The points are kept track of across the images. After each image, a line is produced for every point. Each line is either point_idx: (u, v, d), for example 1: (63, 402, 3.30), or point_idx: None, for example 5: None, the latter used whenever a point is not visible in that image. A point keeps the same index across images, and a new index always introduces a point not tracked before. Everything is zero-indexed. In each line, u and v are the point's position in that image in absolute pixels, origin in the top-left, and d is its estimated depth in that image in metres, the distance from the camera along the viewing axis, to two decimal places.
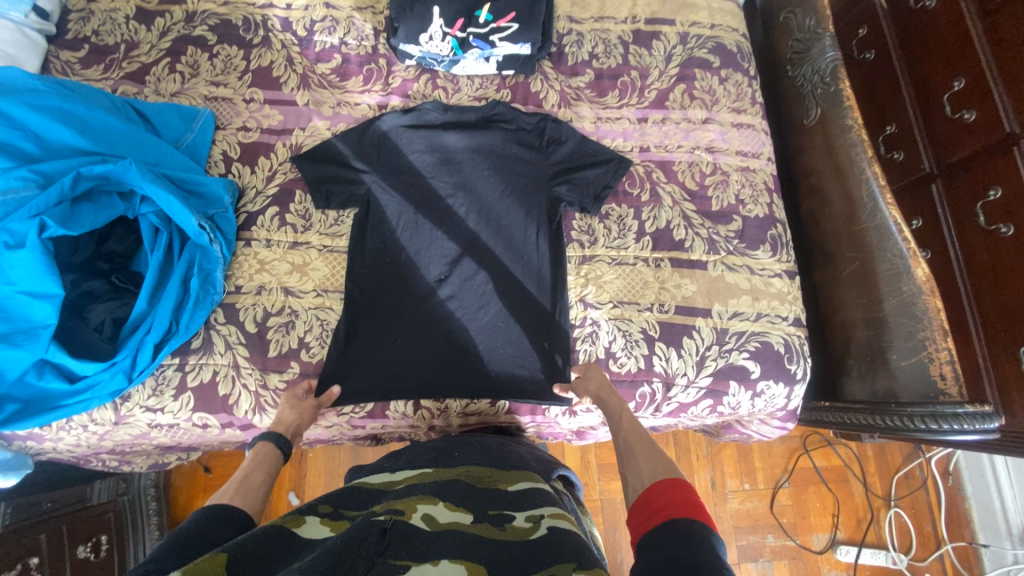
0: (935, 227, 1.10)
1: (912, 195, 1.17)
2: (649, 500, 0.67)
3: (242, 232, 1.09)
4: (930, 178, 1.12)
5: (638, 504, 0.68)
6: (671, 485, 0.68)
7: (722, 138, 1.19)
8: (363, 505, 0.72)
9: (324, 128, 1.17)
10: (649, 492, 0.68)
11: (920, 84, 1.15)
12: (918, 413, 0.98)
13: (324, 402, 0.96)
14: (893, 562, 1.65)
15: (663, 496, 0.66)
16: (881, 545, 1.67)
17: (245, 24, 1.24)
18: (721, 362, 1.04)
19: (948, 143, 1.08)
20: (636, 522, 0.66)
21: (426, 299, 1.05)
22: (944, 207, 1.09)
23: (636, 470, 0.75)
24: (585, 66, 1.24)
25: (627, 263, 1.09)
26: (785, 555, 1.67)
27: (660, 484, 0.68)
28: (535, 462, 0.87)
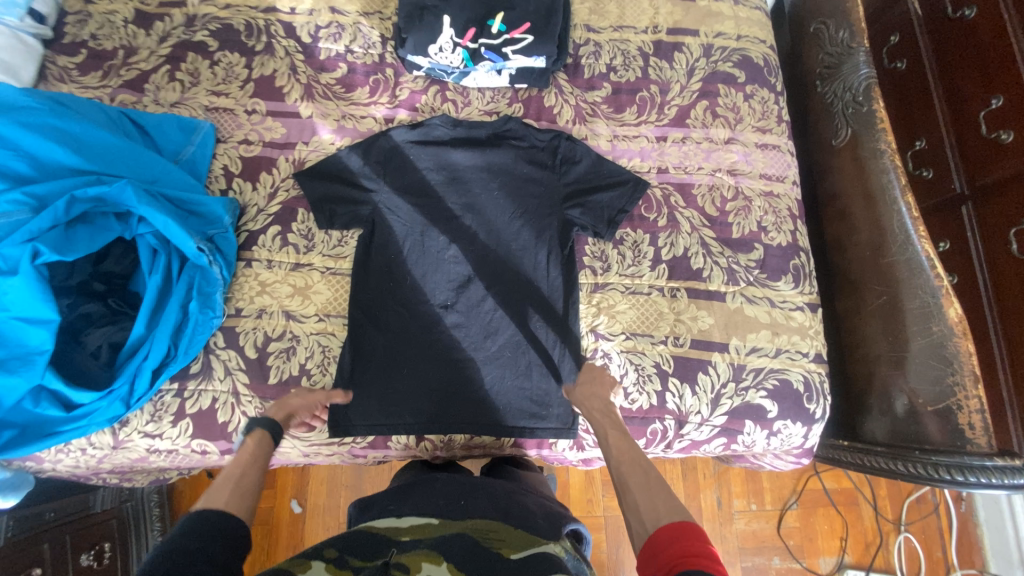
0: (965, 252, 1.03)
1: (942, 216, 1.10)
2: (660, 546, 0.65)
3: (242, 251, 1.05)
4: (960, 200, 1.06)
5: (647, 552, 0.66)
6: (678, 530, 0.65)
7: (746, 160, 1.12)
8: (370, 552, 0.68)
9: (329, 143, 1.13)
10: (657, 536, 0.66)
11: (953, 101, 1.08)
12: (943, 463, 0.93)
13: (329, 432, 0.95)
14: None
15: (673, 545, 0.64)
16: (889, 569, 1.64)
17: (247, 30, 1.20)
18: (737, 400, 1.00)
19: (987, 164, 1.00)
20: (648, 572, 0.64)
21: (430, 326, 1.01)
22: (976, 231, 1.02)
23: (636, 509, 0.72)
24: (602, 79, 1.18)
25: (641, 293, 1.04)
26: None
27: (666, 529, 0.66)
28: (542, 518, 0.81)
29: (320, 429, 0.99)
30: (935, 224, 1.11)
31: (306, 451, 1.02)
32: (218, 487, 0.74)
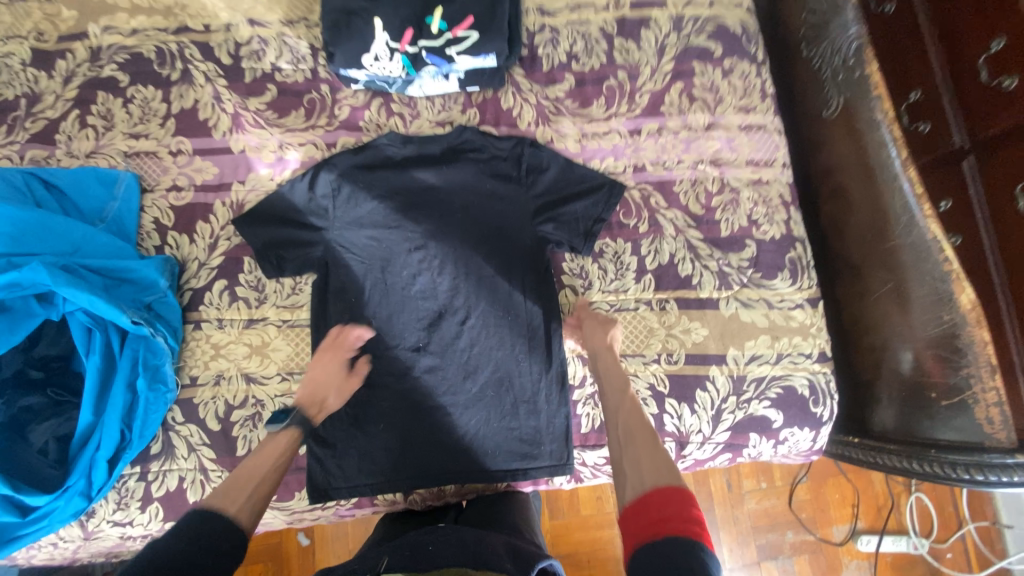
0: (969, 216, 0.87)
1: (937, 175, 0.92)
2: (651, 506, 0.63)
3: (188, 313, 0.96)
4: (959, 155, 0.89)
5: (639, 506, 0.64)
6: (670, 494, 0.63)
7: (729, 146, 1.02)
8: None
9: (268, 179, 1.01)
10: (649, 496, 0.64)
11: (946, 39, 0.90)
12: (961, 462, 0.87)
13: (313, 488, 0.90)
14: (914, 547, 1.55)
15: (664, 509, 0.62)
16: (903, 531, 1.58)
17: (159, 57, 1.07)
18: (740, 414, 0.93)
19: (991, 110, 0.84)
20: (634, 527, 0.63)
21: (402, 374, 0.93)
22: (979, 189, 0.86)
23: (635, 462, 0.71)
24: (563, 70, 1.05)
25: (627, 309, 0.96)
26: (806, 550, 1.59)
27: (660, 491, 0.64)
28: (510, 557, 0.72)
29: (298, 496, 0.92)
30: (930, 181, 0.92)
31: (290, 520, 0.94)
32: (239, 488, 0.72)
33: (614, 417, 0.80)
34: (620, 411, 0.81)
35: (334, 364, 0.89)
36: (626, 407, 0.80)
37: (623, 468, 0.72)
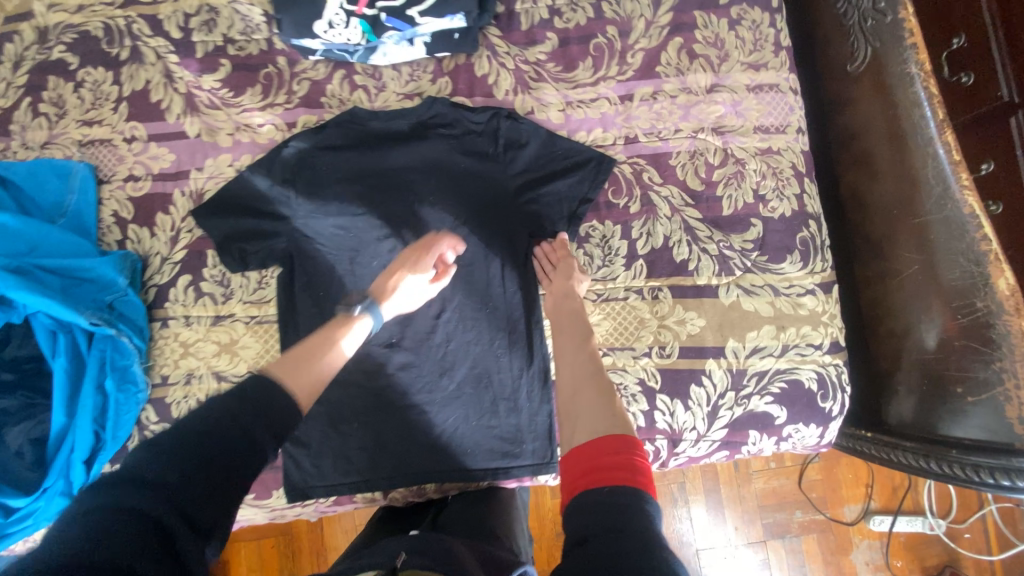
0: (1018, 174, 0.81)
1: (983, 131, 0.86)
2: (599, 453, 0.62)
3: (154, 311, 0.92)
4: (1010, 109, 0.83)
5: (588, 449, 0.63)
6: (620, 442, 0.62)
7: (735, 111, 0.89)
8: None
9: (226, 164, 0.94)
10: (599, 443, 0.63)
11: None
12: (985, 464, 0.78)
13: (290, 485, 0.87)
14: (931, 529, 1.43)
15: (613, 457, 0.60)
16: (919, 511, 1.45)
17: (106, 34, 0.98)
18: (738, 410, 0.86)
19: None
20: (578, 473, 0.61)
21: (376, 372, 0.88)
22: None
23: (591, 410, 0.69)
24: (545, 28, 0.92)
25: (615, 299, 0.88)
26: (814, 529, 1.46)
27: (609, 440, 0.63)
28: (482, 563, 0.65)
29: (276, 494, 0.89)
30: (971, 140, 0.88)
31: (272, 516, 0.92)
32: (302, 360, 0.68)
33: (573, 397, 0.73)
34: (567, 361, 0.79)
35: (419, 267, 0.82)
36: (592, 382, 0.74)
37: (576, 413, 0.70)
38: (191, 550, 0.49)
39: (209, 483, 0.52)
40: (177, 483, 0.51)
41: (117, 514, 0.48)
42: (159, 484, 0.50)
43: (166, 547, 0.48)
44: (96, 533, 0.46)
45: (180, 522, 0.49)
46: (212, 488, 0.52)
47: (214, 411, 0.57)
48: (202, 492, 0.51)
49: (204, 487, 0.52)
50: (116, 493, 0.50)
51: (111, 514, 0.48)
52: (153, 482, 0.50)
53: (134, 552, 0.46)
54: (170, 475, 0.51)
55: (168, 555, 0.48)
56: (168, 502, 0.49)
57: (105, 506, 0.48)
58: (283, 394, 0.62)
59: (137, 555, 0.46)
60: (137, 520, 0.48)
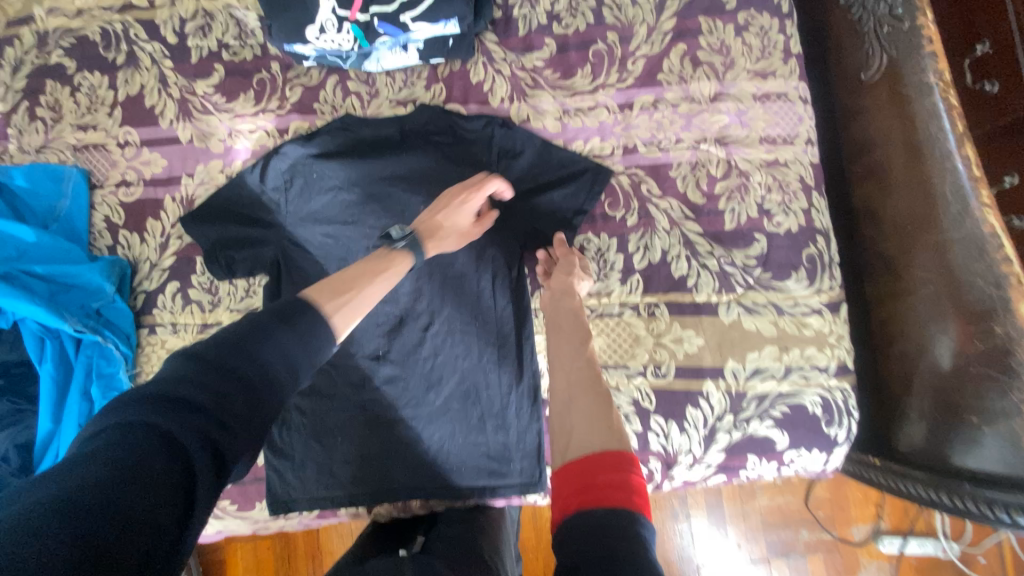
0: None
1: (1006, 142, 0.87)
2: (591, 471, 0.56)
3: (142, 317, 0.92)
4: None
5: (580, 468, 0.57)
6: (614, 460, 0.57)
7: (739, 121, 0.86)
8: None
9: (217, 170, 0.93)
10: (592, 460, 0.57)
11: None
12: (1000, 500, 0.74)
13: (273, 497, 0.86)
14: (943, 552, 1.31)
15: (606, 475, 0.55)
16: (932, 533, 1.33)
17: (103, 39, 0.98)
18: (736, 434, 0.82)
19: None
20: (568, 493, 0.55)
21: (362, 385, 0.86)
22: None
23: (589, 419, 0.64)
24: (543, 34, 0.90)
25: (610, 315, 0.85)
26: (819, 549, 1.36)
27: (605, 457, 0.57)
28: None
29: (260, 506, 0.89)
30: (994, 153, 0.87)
31: (255, 528, 0.92)
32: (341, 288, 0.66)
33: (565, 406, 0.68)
34: (561, 372, 0.74)
35: (465, 207, 0.80)
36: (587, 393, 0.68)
37: (569, 424, 0.65)
38: (210, 481, 0.46)
39: (234, 414, 0.49)
40: (199, 410, 0.47)
41: (138, 435, 0.44)
42: (181, 410, 0.46)
43: (185, 475, 0.44)
44: (114, 452, 0.43)
45: (201, 452, 0.46)
46: (233, 421, 0.48)
47: (241, 336, 0.53)
48: (231, 421, 0.48)
49: (229, 416, 0.48)
50: (139, 403, 0.46)
51: (131, 434, 0.44)
52: (179, 403, 0.46)
53: (150, 482, 0.42)
54: (194, 400, 0.47)
55: (184, 485, 0.44)
56: (189, 430, 0.46)
57: (125, 425, 0.45)
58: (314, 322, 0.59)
59: (154, 482, 0.42)
60: (157, 443, 0.44)
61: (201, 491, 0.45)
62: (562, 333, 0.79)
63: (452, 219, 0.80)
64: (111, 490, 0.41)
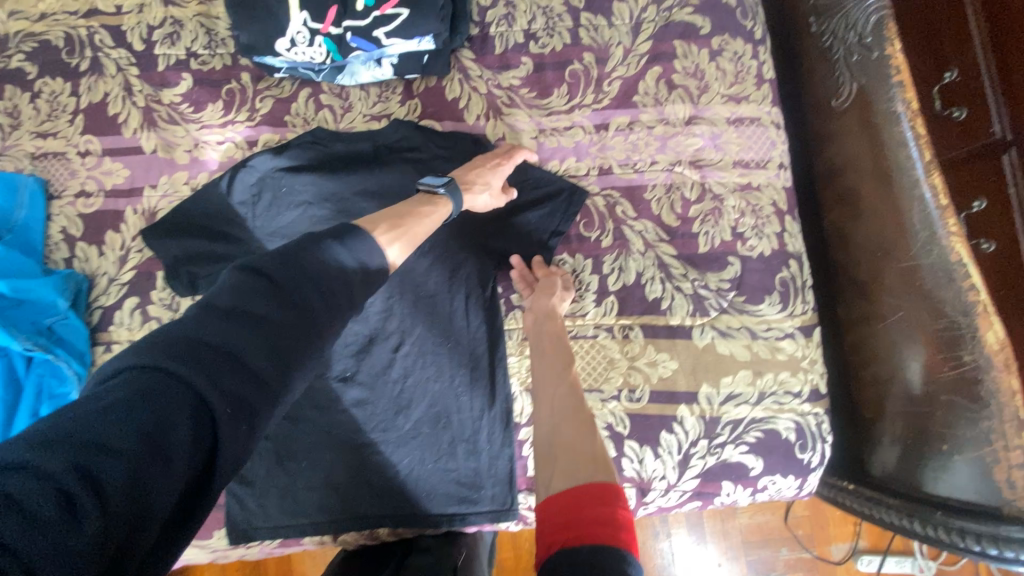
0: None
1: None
2: (578, 505, 0.53)
3: (98, 334, 0.88)
4: None
5: (566, 502, 0.54)
6: (602, 492, 0.54)
7: (714, 145, 0.86)
8: None
9: (182, 182, 0.90)
10: (580, 493, 0.54)
11: None
12: (971, 530, 0.73)
13: (231, 525, 0.82)
14: (920, 570, 1.31)
15: (593, 510, 0.52)
16: (909, 551, 1.32)
17: (67, 44, 0.95)
18: (711, 460, 0.80)
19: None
20: (553, 529, 0.52)
21: (328, 407, 0.83)
22: None
23: (570, 454, 0.62)
24: (519, 53, 0.89)
25: (584, 337, 0.83)
26: (800, 569, 1.33)
27: (592, 489, 0.55)
28: None
29: (218, 534, 0.84)
30: None
31: (214, 557, 0.87)
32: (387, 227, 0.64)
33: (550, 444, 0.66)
34: (550, 399, 0.72)
35: (499, 170, 0.81)
36: (563, 422, 0.68)
37: (554, 457, 0.63)
38: (238, 439, 0.42)
39: (271, 369, 0.46)
40: (238, 363, 0.44)
41: (169, 383, 0.40)
42: (220, 360, 0.43)
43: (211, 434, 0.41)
44: (143, 399, 0.39)
45: (237, 409, 0.42)
46: (273, 377, 0.46)
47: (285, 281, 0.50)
48: (270, 379, 0.45)
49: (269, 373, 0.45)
50: (166, 343, 0.42)
51: (162, 381, 0.40)
52: (214, 352, 0.43)
53: (179, 439, 0.39)
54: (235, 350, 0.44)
55: (211, 442, 0.41)
56: (227, 384, 0.42)
57: (152, 366, 0.41)
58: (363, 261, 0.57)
59: (183, 437, 0.39)
60: (189, 396, 0.41)
61: (228, 453, 0.42)
62: (538, 358, 0.78)
63: (484, 176, 0.79)
64: (139, 440, 0.37)
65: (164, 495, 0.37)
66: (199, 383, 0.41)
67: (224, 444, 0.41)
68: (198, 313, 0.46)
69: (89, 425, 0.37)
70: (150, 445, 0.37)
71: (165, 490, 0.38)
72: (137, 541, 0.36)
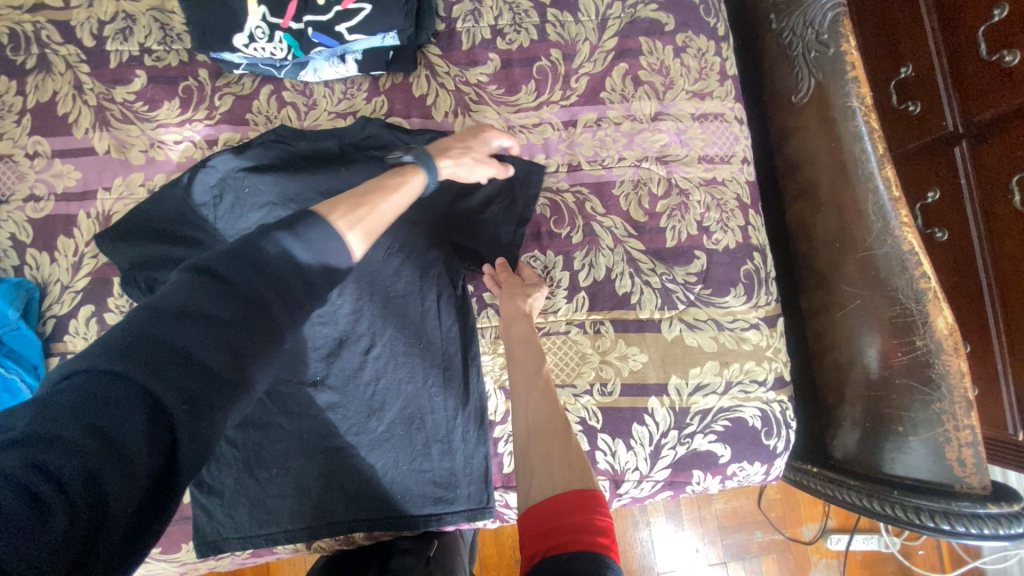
0: (959, 202, 0.92)
1: (930, 158, 0.97)
2: (556, 513, 0.53)
3: (52, 345, 0.84)
4: (952, 139, 0.93)
5: (545, 510, 0.54)
6: (579, 499, 0.54)
7: (679, 140, 0.87)
8: None
9: (139, 184, 0.87)
10: (557, 502, 0.54)
11: (945, 11, 0.91)
12: (927, 507, 0.76)
13: (200, 536, 0.80)
14: (885, 547, 1.37)
15: (571, 519, 0.52)
16: (875, 529, 1.38)
17: (11, 40, 0.90)
18: (681, 450, 0.82)
19: (986, 95, 0.86)
20: (534, 538, 0.53)
21: (298, 412, 0.81)
22: (969, 179, 0.90)
23: (545, 458, 0.60)
24: (487, 49, 0.89)
25: (556, 333, 0.84)
26: (773, 550, 1.38)
27: (568, 498, 0.54)
28: None
29: (187, 547, 0.83)
30: (924, 171, 0.98)
31: (183, 570, 0.85)
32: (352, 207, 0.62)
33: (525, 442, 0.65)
34: (527, 407, 0.69)
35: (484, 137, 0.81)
36: (538, 419, 0.67)
37: (529, 465, 0.61)
38: (193, 436, 0.45)
39: (225, 367, 0.48)
40: (191, 365, 0.46)
41: (120, 385, 0.42)
42: (170, 360, 0.45)
43: (167, 432, 0.43)
44: (97, 402, 0.41)
45: (191, 406, 0.45)
46: (228, 375, 0.48)
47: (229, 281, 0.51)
48: (219, 376, 0.47)
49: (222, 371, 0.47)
50: (116, 351, 0.44)
51: (115, 385, 0.42)
52: (164, 355, 0.45)
53: (135, 436, 0.41)
54: (185, 349, 0.46)
55: (167, 440, 0.43)
56: (182, 385, 0.45)
57: (106, 372, 0.43)
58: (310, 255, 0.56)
59: (139, 435, 0.41)
60: (144, 397, 0.43)
61: (189, 448, 0.45)
62: (512, 360, 0.77)
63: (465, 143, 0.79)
64: (98, 440, 0.40)
65: (127, 491, 0.40)
66: (153, 387, 0.43)
67: (184, 440, 0.44)
68: (145, 317, 0.47)
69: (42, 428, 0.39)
70: (106, 442, 0.40)
71: (127, 488, 0.40)
72: (104, 534, 0.39)
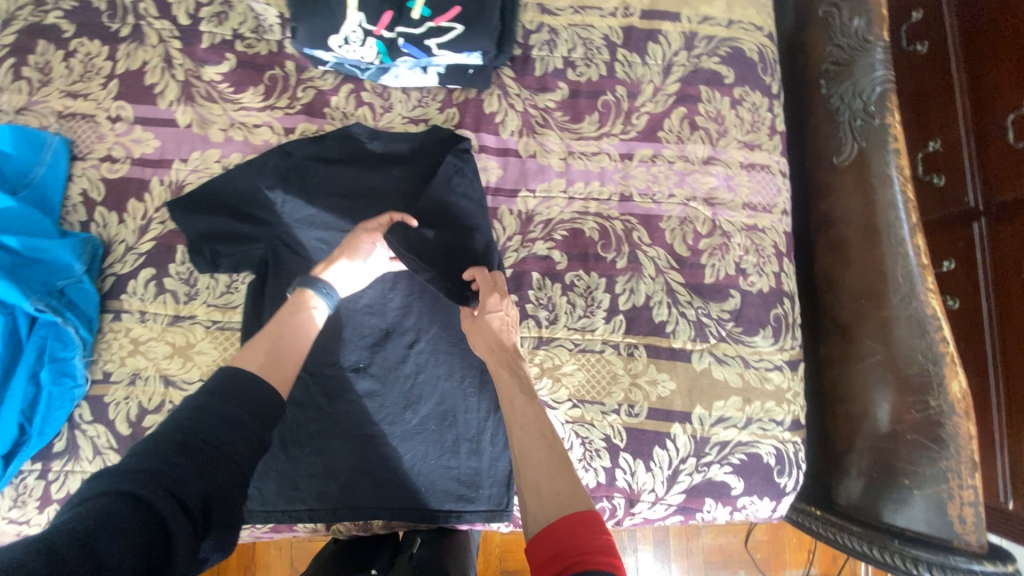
0: (972, 275, 0.98)
1: (949, 231, 1.04)
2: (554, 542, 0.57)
3: (107, 301, 0.87)
4: (973, 215, 0.99)
5: (542, 540, 0.58)
6: (572, 524, 0.57)
7: (727, 185, 0.93)
8: None
9: (214, 159, 0.91)
10: (548, 532, 0.58)
11: (977, 98, 0.98)
12: (925, 558, 0.80)
13: None
14: None
15: (566, 544, 0.56)
16: None
17: (110, 8, 0.94)
18: (696, 477, 0.86)
19: (1009, 179, 0.93)
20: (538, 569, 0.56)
21: (337, 396, 0.85)
22: (987, 253, 0.96)
23: (535, 487, 0.63)
24: (558, 77, 0.95)
25: (591, 350, 0.88)
26: None
27: (558, 525, 0.58)
28: None
29: None
30: (941, 241, 1.05)
31: None
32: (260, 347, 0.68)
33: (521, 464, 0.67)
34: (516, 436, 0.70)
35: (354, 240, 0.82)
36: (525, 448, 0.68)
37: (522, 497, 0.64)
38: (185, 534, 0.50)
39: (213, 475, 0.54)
40: (182, 475, 0.52)
41: (116, 500, 0.48)
42: (153, 474, 0.51)
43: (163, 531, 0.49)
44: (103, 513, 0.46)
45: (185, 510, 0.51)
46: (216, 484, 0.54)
47: (204, 404, 0.58)
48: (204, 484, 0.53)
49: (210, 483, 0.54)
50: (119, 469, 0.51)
51: (118, 498, 0.48)
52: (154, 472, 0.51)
53: (140, 530, 0.47)
54: (166, 466, 0.52)
55: (164, 540, 0.49)
56: (177, 491, 0.51)
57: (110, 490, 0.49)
58: (259, 385, 0.63)
59: (138, 533, 0.47)
60: (145, 507, 0.49)
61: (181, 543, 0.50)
62: None
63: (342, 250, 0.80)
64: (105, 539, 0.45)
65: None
66: (151, 495, 0.49)
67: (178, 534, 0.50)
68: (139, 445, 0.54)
69: (42, 534, 0.44)
70: (110, 537, 0.45)
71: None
72: None
